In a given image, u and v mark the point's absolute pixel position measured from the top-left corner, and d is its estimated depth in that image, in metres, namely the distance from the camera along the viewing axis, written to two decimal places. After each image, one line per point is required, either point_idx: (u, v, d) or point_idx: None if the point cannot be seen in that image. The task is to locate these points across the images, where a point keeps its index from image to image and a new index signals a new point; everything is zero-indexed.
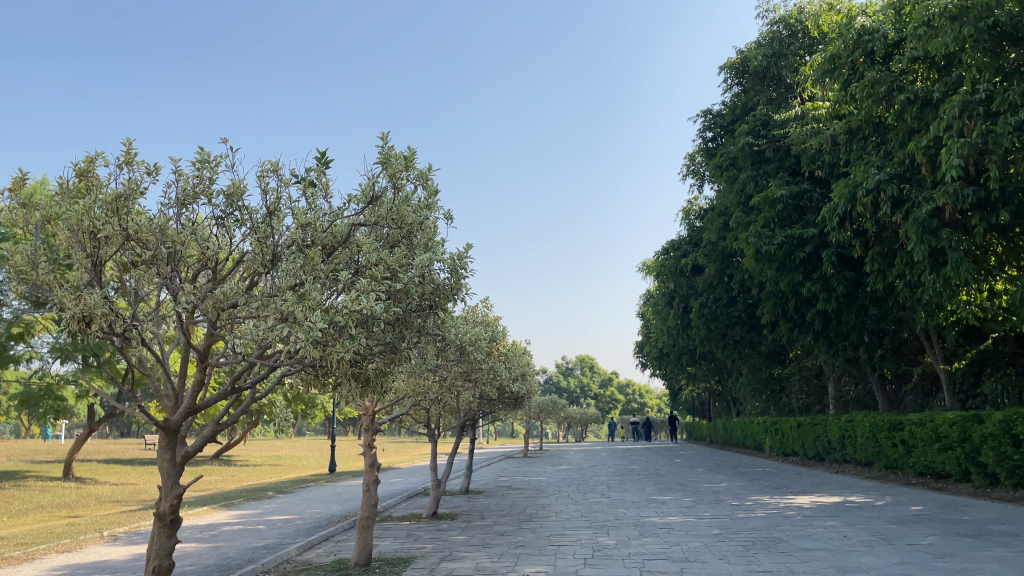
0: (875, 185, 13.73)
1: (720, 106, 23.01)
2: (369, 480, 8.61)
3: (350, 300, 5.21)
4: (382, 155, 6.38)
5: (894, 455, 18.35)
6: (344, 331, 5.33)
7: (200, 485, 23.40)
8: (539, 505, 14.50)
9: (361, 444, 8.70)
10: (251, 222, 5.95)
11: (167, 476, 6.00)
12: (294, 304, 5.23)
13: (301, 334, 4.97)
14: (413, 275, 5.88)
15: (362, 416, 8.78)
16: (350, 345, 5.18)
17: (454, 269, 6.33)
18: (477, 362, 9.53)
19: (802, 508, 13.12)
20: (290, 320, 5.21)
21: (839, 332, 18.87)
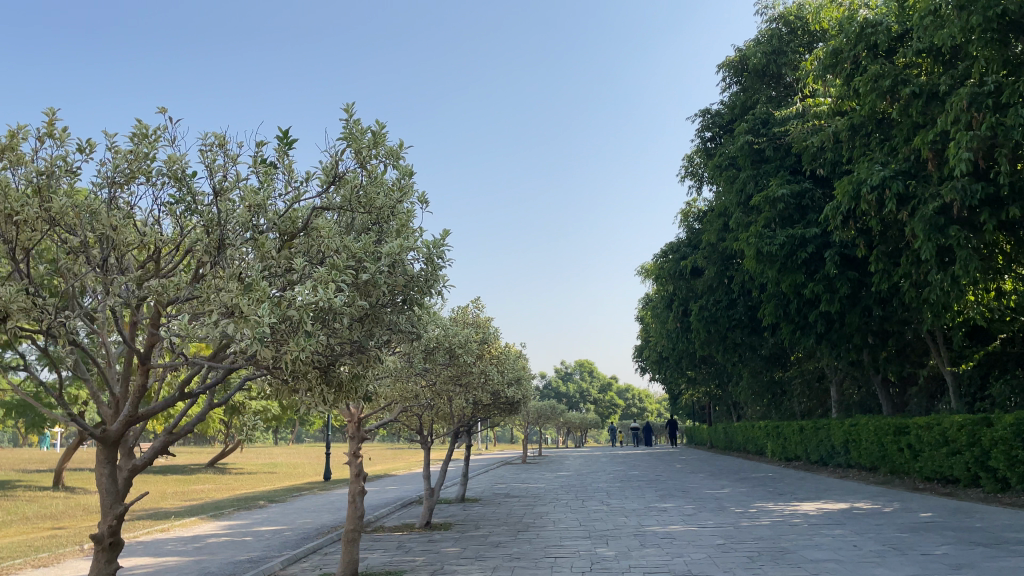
0: (880, 182, 13.32)
1: (718, 105, 22.66)
2: (355, 490, 8.18)
3: (304, 293, 4.78)
4: (345, 131, 6.10)
5: (900, 459, 17.93)
6: (298, 328, 4.90)
7: (192, 495, 22.94)
8: (537, 514, 14.09)
9: (347, 453, 8.28)
10: (195, 205, 5.51)
11: (106, 494, 5.62)
12: (238, 296, 4.79)
13: (247, 331, 4.52)
14: (382, 265, 5.45)
15: (347, 423, 8.39)
16: (305, 343, 4.73)
17: (429, 258, 5.90)
18: (467, 365, 9.12)
19: (809, 516, 12.69)
20: (236, 316, 4.77)
21: (842, 334, 18.51)
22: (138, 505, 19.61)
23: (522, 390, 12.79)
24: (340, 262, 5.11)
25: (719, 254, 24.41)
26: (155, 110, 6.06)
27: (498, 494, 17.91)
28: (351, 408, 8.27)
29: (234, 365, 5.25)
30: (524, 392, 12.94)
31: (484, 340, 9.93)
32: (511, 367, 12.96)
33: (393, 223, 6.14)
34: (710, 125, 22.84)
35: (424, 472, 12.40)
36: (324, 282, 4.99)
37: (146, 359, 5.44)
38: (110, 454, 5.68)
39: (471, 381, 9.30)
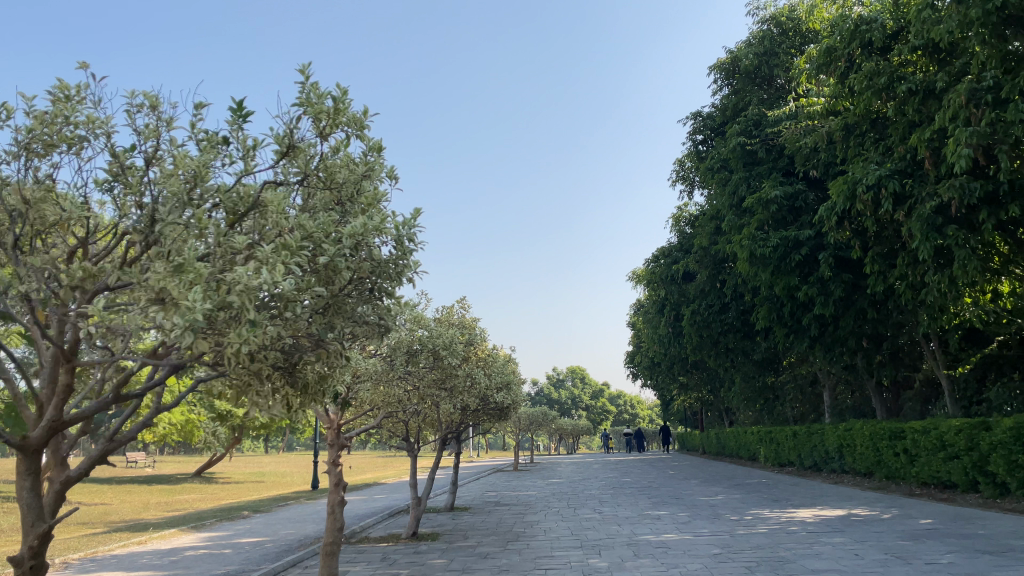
0: (875, 181, 13.06)
1: (709, 108, 22.45)
2: (334, 501, 7.86)
3: (247, 274, 4.30)
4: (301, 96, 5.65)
5: (896, 464, 17.64)
6: (241, 317, 4.40)
7: (176, 505, 22.45)
8: (527, 523, 13.71)
9: (327, 461, 7.94)
10: (127, 179, 5.10)
11: (28, 511, 5.23)
12: (167, 278, 4.32)
13: (177, 319, 4.07)
14: (341, 247, 4.96)
15: (326, 430, 8.05)
16: (248, 334, 4.26)
17: (399, 241, 5.38)
18: (452, 369, 8.75)
19: (806, 523, 12.36)
20: (167, 303, 4.36)
21: (836, 338, 18.24)
22: (118, 517, 19.13)
23: (511, 397, 12.42)
24: (292, 242, 4.68)
25: (711, 258, 24.13)
26: (77, 64, 5.65)
27: (487, 502, 17.51)
28: (328, 413, 7.93)
29: (178, 362, 4.85)
30: (513, 398, 12.58)
31: (470, 342, 9.57)
32: (500, 372, 12.60)
33: (358, 202, 5.74)
34: (702, 128, 22.60)
35: (409, 480, 12.02)
36: (270, 264, 4.56)
37: (72, 356, 5.03)
38: (34, 465, 5.28)
39: (455, 385, 8.93)
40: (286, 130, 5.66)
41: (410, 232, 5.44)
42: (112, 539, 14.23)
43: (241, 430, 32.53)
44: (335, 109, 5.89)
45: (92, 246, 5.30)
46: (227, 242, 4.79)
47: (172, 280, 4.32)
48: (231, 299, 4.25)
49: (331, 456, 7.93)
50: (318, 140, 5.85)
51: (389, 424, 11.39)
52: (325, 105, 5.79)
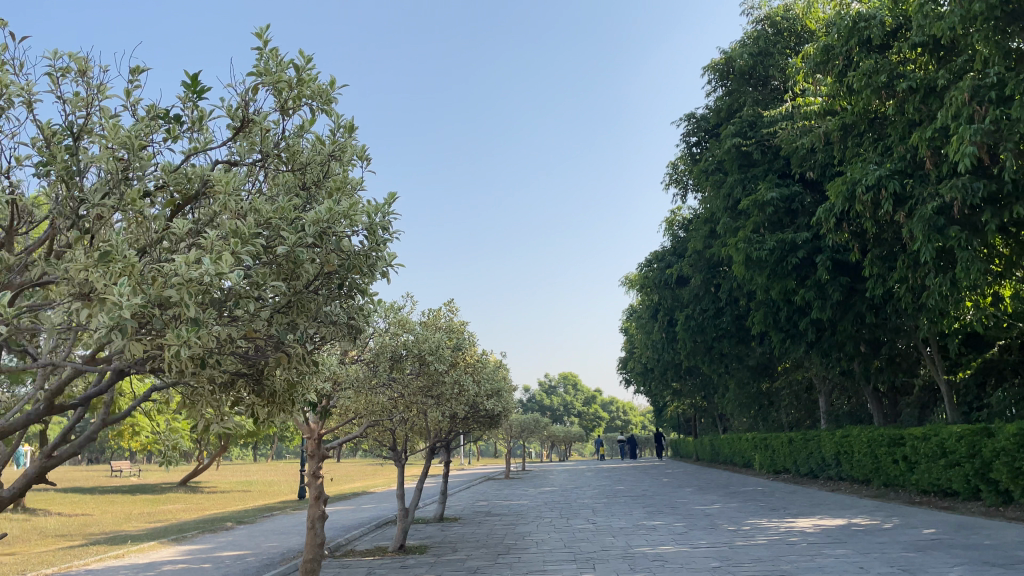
0: (875, 182, 12.76)
1: (703, 109, 22.19)
2: (314, 515, 7.45)
3: (185, 266, 3.91)
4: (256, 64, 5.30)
5: (896, 472, 17.30)
6: (180, 316, 4.02)
7: (161, 516, 21.95)
8: (518, 534, 13.29)
9: (306, 474, 7.52)
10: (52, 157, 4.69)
11: None
12: (92, 268, 3.94)
13: (103, 317, 3.70)
14: (303, 236, 4.55)
15: (307, 440, 7.76)
16: (188, 335, 3.87)
17: (371, 231, 4.94)
18: (439, 375, 8.35)
19: (807, 533, 11.99)
20: (93, 298, 3.97)
21: (833, 343, 17.94)
22: (98, 528, 18.63)
23: (502, 403, 12.04)
24: (243, 230, 4.29)
25: (705, 262, 23.81)
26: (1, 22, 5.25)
27: (478, 512, 17.10)
28: (309, 422, 7.62)
29: (124, 367, 4.49)
30: (503, 404, 12.20)
31: (458, 346, 9.16)
32: (491, 378, 12.22)
33: (324, 187, 5.43)
34: (696, 130, 22.32)
35: (397, 491, 11.61)
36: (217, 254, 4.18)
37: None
38: None
39: (442, 392, 8.54)
40: (240, 104, 5.35)
41: (383, 221, 5.02)
42: (88, 552, 13.74)
43: (229, 438, 31.99)
44: (296, 79, 5.55)
45: (19, 235, 4.93)
46: (170, 229, 4.49)
47: (96, 271, 3.92)
48: (168, 294, 3.85)
49: (310, 468, 7.60)
50: (280, 116, 5.54)
51: (375, 432, 10.98)
52: (285, 75, 5.47)
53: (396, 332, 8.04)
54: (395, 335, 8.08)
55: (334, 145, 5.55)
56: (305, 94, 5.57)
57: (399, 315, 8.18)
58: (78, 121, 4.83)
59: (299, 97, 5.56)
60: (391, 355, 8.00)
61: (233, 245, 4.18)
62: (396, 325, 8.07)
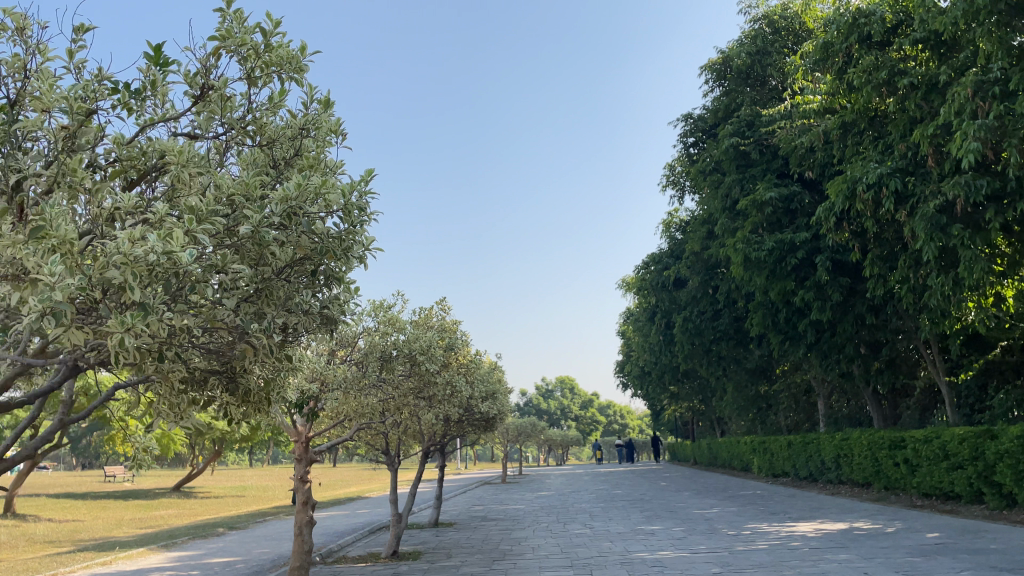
0: (876, 179, 12.57)
1: (700, 110, 22.00)
2: (301, 521, 7.22)
3: (127, 243, 3.67)
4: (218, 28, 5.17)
5: (896, 475, 17.08)
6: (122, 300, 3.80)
7: (152, 522, 21.63)
8: (514, 539, 13.04)
9: (294, 478, 7.30)
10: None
11: None
12: (28, 246, 3.72)
13: (34, 301, 3.48)
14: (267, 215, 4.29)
15: (294, 443, 7.54)
16: (133, 321, 3.63)
17: (347, 213, 4.67)
18: (431, 376, 8.09)
19: (809, 538, 11.75)
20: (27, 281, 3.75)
21: (833, 344, 17.74)
22: (88, 535, 18.34)
23: (497, 406, 11.80)
24: (201, 206, 4.04)
25: (703, 263, 23.60)
26: None
27: (473, 517, 16.83)
28: (295, 424, 7.42)
29: (74, 359, 4.31)
30: (499, 407, 11.95)
31: (451, 346, 8.91)
32: (485, 380, 11.97)
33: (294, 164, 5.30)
34: (693, 130, 22.13)
35: (390, 496, 11.34)
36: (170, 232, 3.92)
37: None
38: None
39: (434, 394, 8.30)
40: (201, 71, 5.21)
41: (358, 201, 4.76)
42: (76, 559, 13.47)
43: (223, 443, 31.68)
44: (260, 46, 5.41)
45: None
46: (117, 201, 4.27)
47: (27, 249, 3.69)
48: (111, 275, 3.60)
49: (297, 474, 7.37)
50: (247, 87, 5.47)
51: (367, 436, 10.73)
52: (250, 41, 5.35)
53: (386, 332, 7.78)
54: (385, 335, 7.81)
55: (305, 119, 5.44)
56: (272, 61, 5.45)
57: (388, 313, 7.92)
58: (21, 87, 4.62)
59: (266, 64, 5.45)
60: (382, 356, 7.75)
61: (187, 223, 3.95)
62: (387, 326, 7.80)
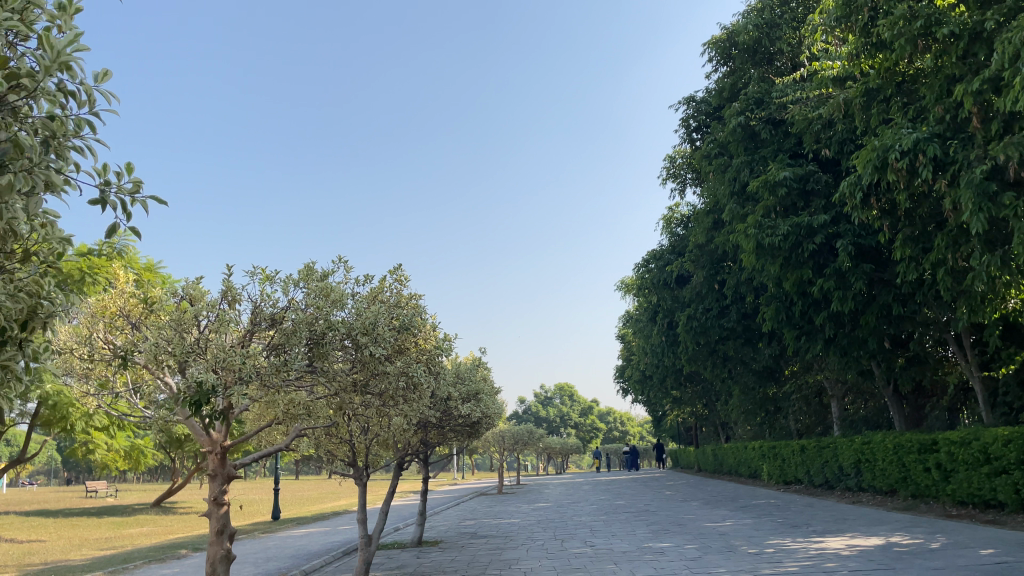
0: (912, 145, 11.06)
1: (704, 92, 20.52)
2: (217, 553, 6.17)
3: None
4: None
5: (927, 482, 15.48)
6: None
7: (122, 541, 20.08)
8: (505, 561, 11.45)
9: (209, 500, 6.24)
10: None
11: None
12: None
13: None
14: None
15: (208, 455, 6.27)
16: None
17: None
18: (380, 365, 6.54)
19: (845, 558, 10.09)
20: None
21: (853, 339, 16.26)
22: (43, 558, 16.71)
23: (479, 409, 10.23)
24: None
25: (708, 257, 22.05)
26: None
27: (463, 534, 15.25)
28: (210, 431, 6.18)
29: None
30: (483, 410, 10.38)
31: (414, 332, 7.40)
32: (465, 379, 10.42)
33: None
34: (697, 114, 20.67)
35: (357, 515, 9.68)
36: None
37: None
38: None
39: (386, 389, 6.79)
40: None
41: None
42: None
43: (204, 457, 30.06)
44: None
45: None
46: None
47: None
48: None
49: (215, 491, 6.25)
50: None
51: (330, 444, 9.21)
52: None
53: (316, 311, 6.09)
54: (319, 313, 6.11)
55: None
56: None
57: (327, 285, 6.31)
58: None
59: None
60: (316, 341, 6.12)
61: None
62: (329, 304, 6.14)
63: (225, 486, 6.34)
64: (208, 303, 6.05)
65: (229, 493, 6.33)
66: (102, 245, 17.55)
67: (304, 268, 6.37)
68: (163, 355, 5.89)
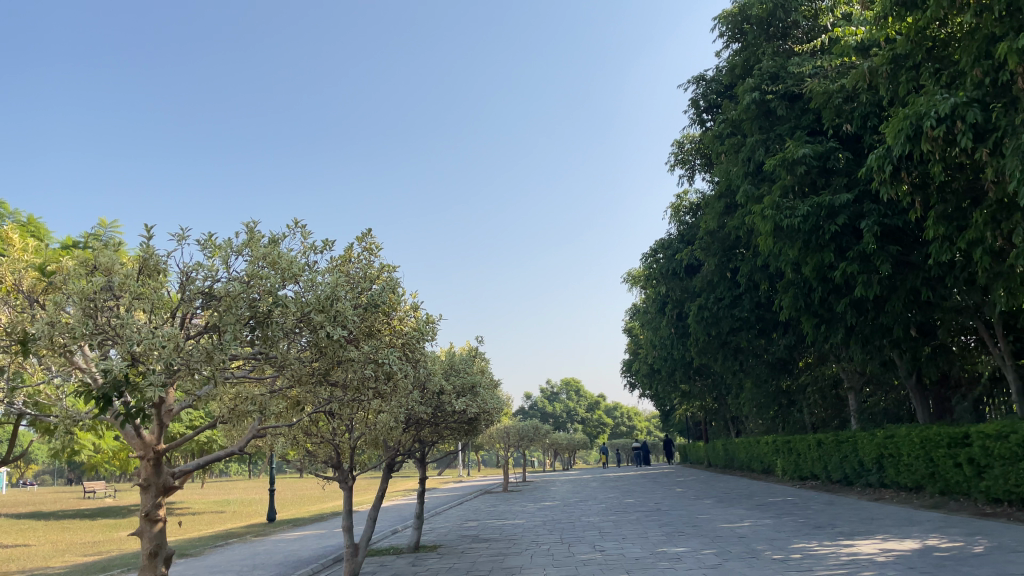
0: (949, 111, 10.10)
1: (715, 70, 19.53)
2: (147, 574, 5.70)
3: None
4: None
5: (958, 478, 14.52)
6: None
7: (109, 546, 19.14)
8: (508, 569, 10.51)
9: (140, 515, 5.81)
10: None
11: None
12: None
13: None
14: None
15: (142, 463, 5.87)
16: None
17: None
18: (341, 352, 5.65)
19: (883, 566, 9.05)
20: None
21: (877, 327, 15.28)
22: (21, 565, 15.83)
23: (476, 404, 9.32)
24: None
25: (720, 244, 21.10)
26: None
27: (464, 537, 14.36)
28: (142, 434, 5.70)
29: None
30: (479, 406, 9.45)
31: (388, 315, 6.54)
32: (460, 371, 9.64)
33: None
34: (708, 94, 19.71)
35: (343, 521, 8.71)
36: None
37: None
38: None
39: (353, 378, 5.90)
40: None
41: None
42: None
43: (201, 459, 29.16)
44: None
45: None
46: None
47: None
48: None
49: (148, 505, 5.78)
50: None
51: (315, 444, 8.31)
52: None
53: (254, 285, 5.23)
54: (262, 285, 5.28)
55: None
56: None
57: (276, 254, 5.48)
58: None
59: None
60: (257, 322, 5.28)
61: None
62: (275, 276, 5.29)
63: (160, 500, 5.88)
64: (124, 276, 5.17)
65: (164, 507, 5.87)
66: (87, 237, 16.66)
67: (246, 233, 5.53)
68: (60, 337, 5.03)
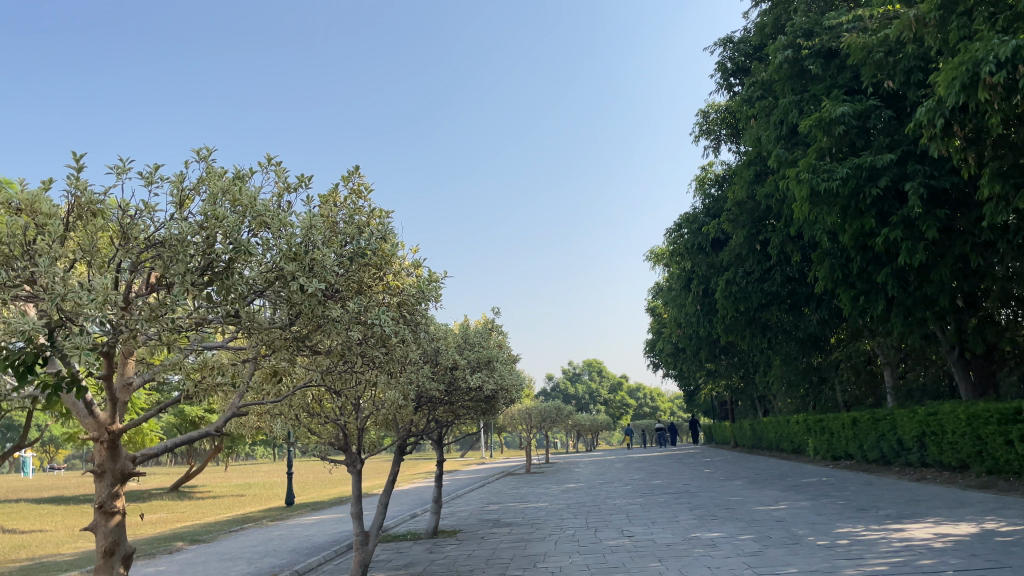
0: (1011, 55, 9.17)
1: (745, 31, 18.50)
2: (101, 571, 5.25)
3: None
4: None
5: (1010, 456, 13.58)
6: None
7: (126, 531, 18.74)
8: (529, 555, 9.83)
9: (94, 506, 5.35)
10: None
11: None
12: None
13: None
14: None
15: (95, 446, 5.38)
16: None
17: None
18: (320, 310, 5.03)
19: (943, 553, 8.19)
20: None
21: (921, 297, 14.36)
22: (34, 552, 15.41)
23: (491, 379, 8.64)
24: None
25: (749, 215, 20.19)
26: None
27: (484, 521, 13.69)
28: (93, 412, 5.20)
29: None
30: (496, 381, 8.76)
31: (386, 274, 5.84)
32: (474, 345, 8.96)
33: None
34: (736, 56, 18.66)
35: (351, 509, 8.06)
36: None
37: None
38: None
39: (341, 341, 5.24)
40: None
41: None
42: None
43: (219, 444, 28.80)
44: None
45: None
46: None
47: None
48: None
49: (103, 494, 5.30)
50: None
51: (319, 424, 7.65)
52: None
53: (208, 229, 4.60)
54: (216, 225, 4.65)
55: None
56: None
57: (237, 191, 4.86)
58: None
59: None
60: (214, 273, 4.68)
61: None
62: (235, 218, 4.65)
63: (116, 488, 5.39)
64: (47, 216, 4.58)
65: (121, 497, 5.37)
66: None
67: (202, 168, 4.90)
68: None
